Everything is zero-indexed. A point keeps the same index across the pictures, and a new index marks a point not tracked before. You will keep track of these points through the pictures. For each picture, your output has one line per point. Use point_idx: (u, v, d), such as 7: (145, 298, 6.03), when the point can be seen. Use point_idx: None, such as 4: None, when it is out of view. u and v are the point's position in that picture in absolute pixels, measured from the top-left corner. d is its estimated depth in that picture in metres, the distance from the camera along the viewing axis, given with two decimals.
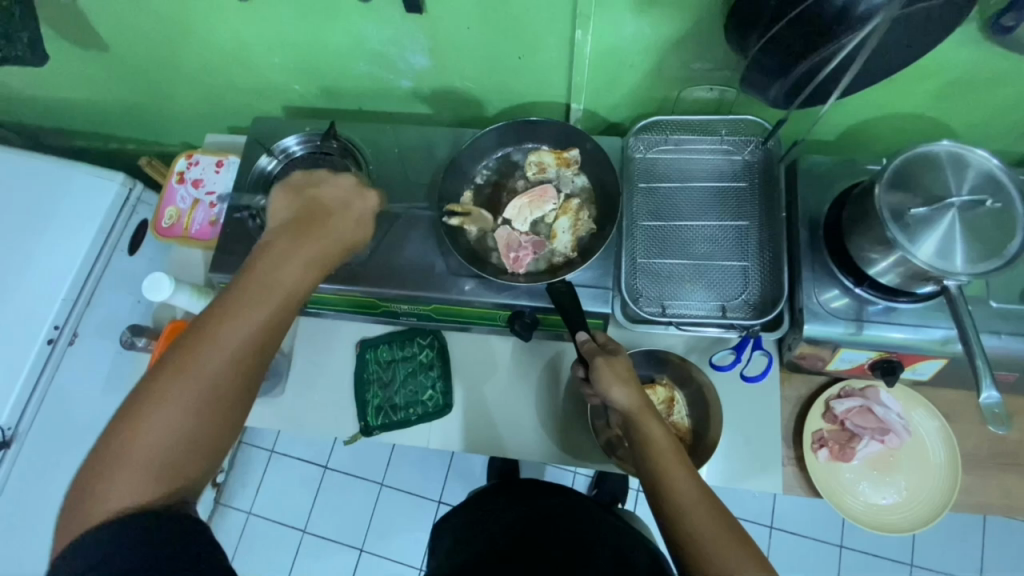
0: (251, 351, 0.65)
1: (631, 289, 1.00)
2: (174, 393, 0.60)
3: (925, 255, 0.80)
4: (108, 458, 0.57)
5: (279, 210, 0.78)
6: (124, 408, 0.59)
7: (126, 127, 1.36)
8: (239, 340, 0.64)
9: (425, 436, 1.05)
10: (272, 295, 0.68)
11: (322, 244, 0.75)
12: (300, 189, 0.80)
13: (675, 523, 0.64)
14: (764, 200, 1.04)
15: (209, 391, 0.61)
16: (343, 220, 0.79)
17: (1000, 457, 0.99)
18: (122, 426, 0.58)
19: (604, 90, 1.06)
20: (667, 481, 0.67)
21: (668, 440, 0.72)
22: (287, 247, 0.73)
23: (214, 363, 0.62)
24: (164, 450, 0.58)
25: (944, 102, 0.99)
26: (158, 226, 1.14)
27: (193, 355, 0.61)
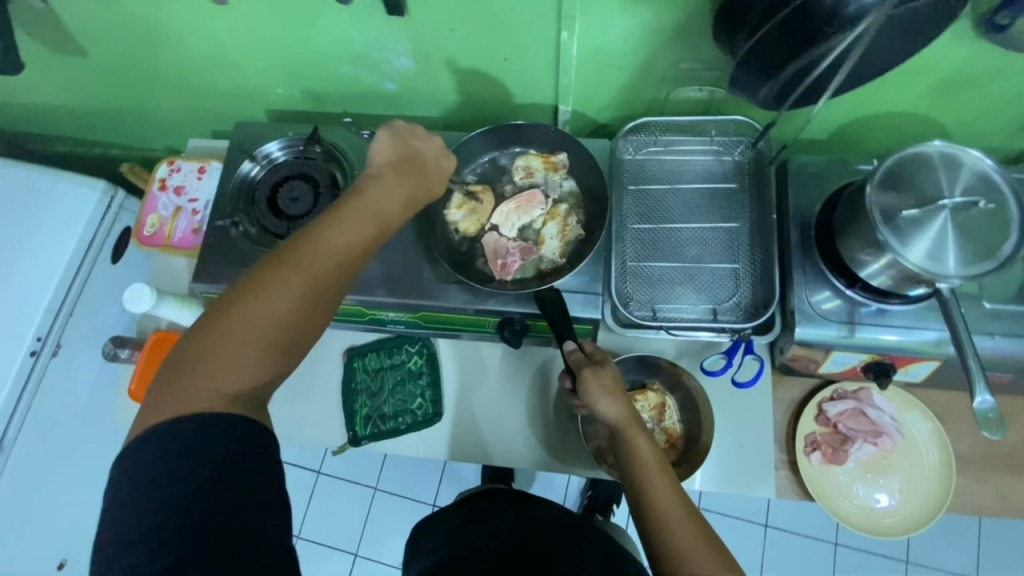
0: (347, 269, 0.69)
1: (621, 292, 0.99)
2: (274, 292, 0.63)
3: (917, 258, 0.79)
4: (208, 342, 0.60)
5: (379, 149, 0.81)
6: (226, 299, 0.63)
7: (107, 132, 1.33)
8: (342, 257, 0.68)
9: (414, 445, 1.03)
10: (370, 223, 0.71)
11: (414, 187, 0.78)
12: (407, 137, 0.83)
13: (660, 542, 0.63)
14: (754, 201, 1.03)
15: (306, 298, 0.64)
16: (440, 169, 0.83)
17: (993, 458, 0.98)
18: (221, 316, 0.61)
19: (592, 91, 1.04)
20: (653, 498, 0.66)
21: (656, 455, 0.70)
22: (385, 182, 0.76)
23: (313, 274, 0.65)
24: (256, 346, 0.61)
25: (936, 100, 0.98)
26: (139, 235, 1.12)
27: (298, 261, 0.65)
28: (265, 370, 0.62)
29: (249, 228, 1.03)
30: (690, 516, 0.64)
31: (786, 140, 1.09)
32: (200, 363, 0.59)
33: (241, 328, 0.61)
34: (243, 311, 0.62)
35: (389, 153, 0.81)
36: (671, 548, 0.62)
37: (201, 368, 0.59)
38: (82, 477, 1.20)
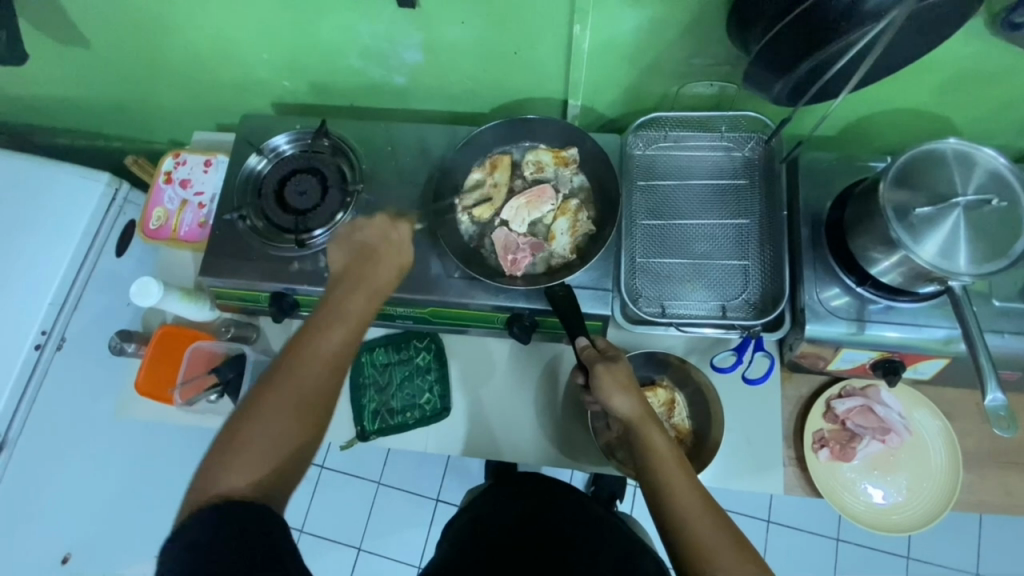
0: (338, 364, 0.72)
1: (630, 289, 0.99)
2: (274, 408, 0.67)
3: (930, 255, 0.79)
4: (218, 463, 0.64)
5: (334, 254, 0.84)
6: (229, 425, 0.67)
7: (110, 124, 1.32)
8: (330, 353, 0.72)
9: (422, 440, 1.03)
10: (348, 318, 0.75)
11: (383, 271, 0.82)
12: (350, 231, 0.86)
13: (680, 540, 0.64)
14: (764, 198, 1.03)
15: (304, 403, 0.68)
16: (400, 251, 0.85)
17: (1000, 456, 0.99)
18: (227, 440, 0.65)
19: (602, 86, 1.04)
20: (671, 496, 0.67)
21: (670, 451, 0.71)
22: (353, 278, 0.80)
23: (307, 380, 0.69)
24: (266, 454, 0.65)
25: (948, 97, 0.98)
26: (145, 227, 1.11)
27: (289, 374, 0.69)
28: (278, 476, 0.65)
29: (256, 222, 1.02)
30: (709, 512, 0.65)
31: (796, 137, 1.09)
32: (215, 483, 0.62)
33: (249, 445, 0.65)
34: (247, 429, 0.65)
35: (346, 252, 0.84)
36: (694, 548, 0.63)
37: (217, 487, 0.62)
38: (86, 472, 1.19)
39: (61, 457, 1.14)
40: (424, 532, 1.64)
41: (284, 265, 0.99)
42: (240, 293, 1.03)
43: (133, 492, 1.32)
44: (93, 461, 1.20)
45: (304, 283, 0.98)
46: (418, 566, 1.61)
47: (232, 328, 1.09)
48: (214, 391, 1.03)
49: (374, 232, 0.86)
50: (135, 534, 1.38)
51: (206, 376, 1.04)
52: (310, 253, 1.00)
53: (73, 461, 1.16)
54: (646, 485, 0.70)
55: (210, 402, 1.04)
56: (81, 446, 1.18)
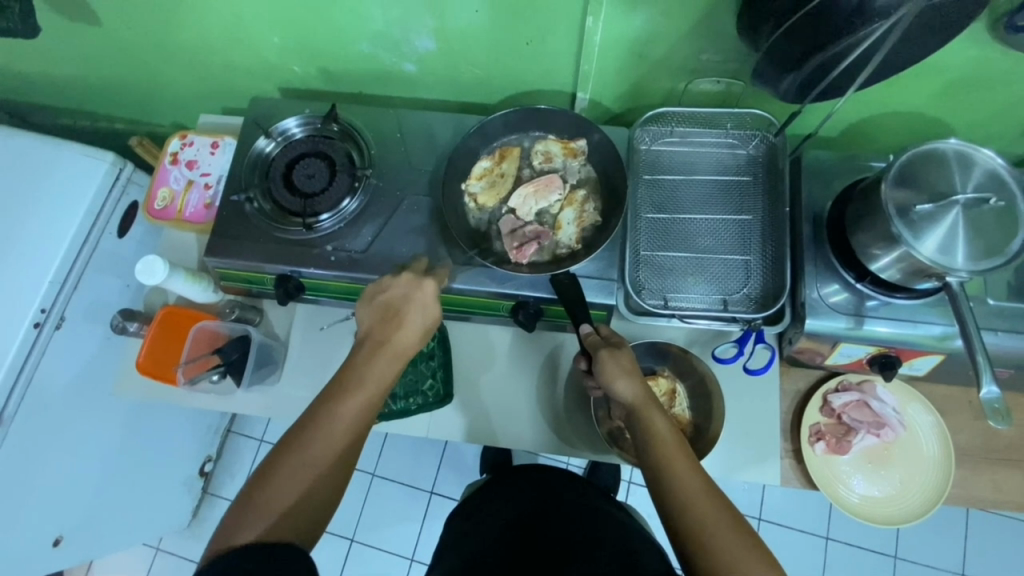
0: (358, 425, 0.74)
1: (634, 281, 1.00)
2: (296, 468, 0.69)
3: (929, 251, 0.81)
4: (241, 514, 0.66)
5: (361, 314, 0.84)
6: (257, 475, 0.69)
7: (114, 105, 1.31)
8: (355, 411, 0.74)
9: (424, 425, 1.04)
10: (372, 379, 0.77)
11: (409, 333, 0.81)
12: (377, 290, 0.85)
13: (681, 520, 0.65)
14: (768, 195, 1.04)
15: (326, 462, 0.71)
16: (423, 312, 0.83)
17: (991, 452, 1.01)
18: (253, 489, 0.68)
19: (611, 80, 1.05)
20: (675, 478, 0.68)
21: (675, 436, 0.72)
22: (378, 339, 0.80)
23: (331, 438, 0.72)
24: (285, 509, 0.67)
25: (948, 100, 1.00)
26: (150, 208, 1.11)
27: (316, 430, 0.72)
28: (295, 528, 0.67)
29: (263, 204, 1.02)
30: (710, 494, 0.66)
31: (800, 136, 1.11)
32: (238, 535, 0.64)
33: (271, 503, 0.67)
34: (271, 488, 0.68)
35: (375, 313, 0.83)
36: (693, 526, 0.64)
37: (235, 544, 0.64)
38: (81, 454, 1.18)
39: (57, 438, 1.13)
40: (418, 524, 1.64)
41: (290, 248, 1.00)
42: (245, 276, 1.03)
43: (126, 476, 1.31)
44: (89, 443, 1.19)
45: (310, 266, 0.98)
46: (411, 558, 1.61)
47: (237, 310, 1.09)
48: (216, 371, 1.02)
49: (398, 291, 0.85)
50: (128, 520, 1.37)
51: (209, 356, 1.05)
52: (318, 237, 1.00)
53: (69, 442, 1.15)
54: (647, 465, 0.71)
55: (211, 382, 1.04)
56: (77, 428, 1.17)
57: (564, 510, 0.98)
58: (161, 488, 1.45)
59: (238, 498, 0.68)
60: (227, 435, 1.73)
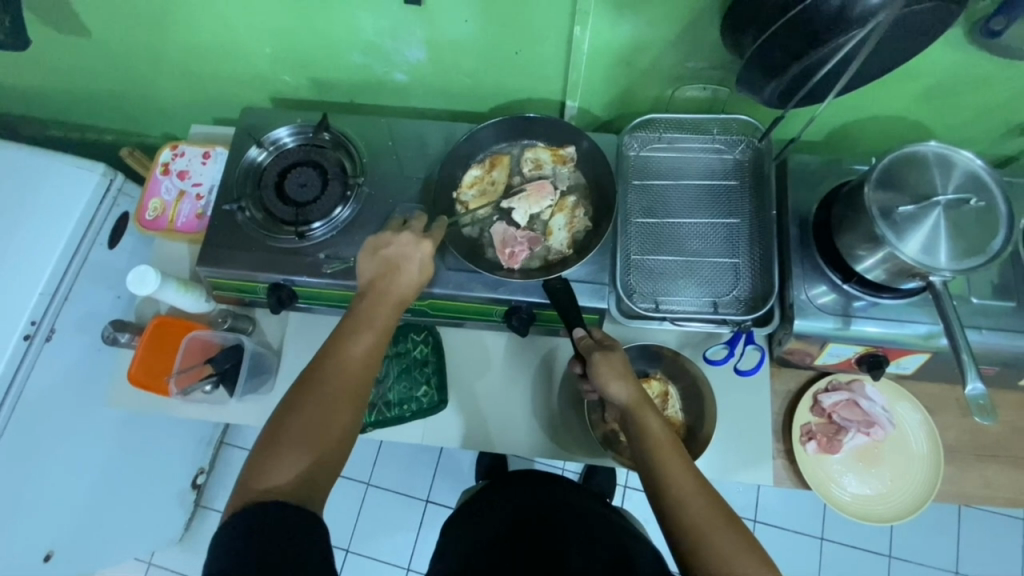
0: (363, 372, 0.75)
1: (625, 285, 1.01)
2: (309, 416, 0.70)
3: (912, 252, 0.83)
4: (258, 471, 0.66)
5: (361, 267, 0.84)
6: (271, 428, 0.70)
7: (105, 116, 1.31)
8: (362, 359, 0.76)
9: (418, 432, 1.04)
10: (373, 329, 0.78)
11: (405, 284, 0.82)
12: (375, 244, 0.85)
13: (695, 556, 0.63)
14: (755, 198, 1.06)
15: (337, 410, 0.72)
16: (418, 261, 0.84)
17: (979, 448, 1.02)
18: (268, 441, 0.68)
19: (600, 88, 1.07)
20: (684, 510, 0.66)
21: (681, 460, 0.70)
22: (376, 289, 0.81)
23: (341, 388, 0.73)
24: (304, 461, 0.68)
25: (928, 103, 1.02)
26: (141, 218, 1.11)
27: (326, 381, 0.73)
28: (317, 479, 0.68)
29: (255, 213, 1.03)
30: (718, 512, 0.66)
31: (784, 140, 1.13)
32: (256, 491, 0.64)
33: (289, 456, 0.67)
34: (285, 439, 0.68)
35: (373, 266, 0.84)
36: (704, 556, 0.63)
37: (255, 497, 0.64)
38: (70, 468, 1.17)
39: (47, 451, 1.11)
40: (414, 532, 1.63)
41: (282, 256, 1.00)
42: (237, 285, 1.03)
43: (118, 489, 1.30)
44: (78, 457, 1.18)
45: (303, 274, 0.98)
46: (408, 568, 1.60)
47: (229, 319, 1.09)
48: (209, 381, 1.02)
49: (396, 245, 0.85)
50: (120, 535, 1.35)
51: (201, 366, 1.04)
52: (310, 245, 1.00)
53: (59, 456, 1.14)
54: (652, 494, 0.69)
55: (204, 392, 1.03)
56: (68, 441, 1.15)
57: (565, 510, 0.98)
58: (153, 501, 1.44)
59: (253, 453, 0.68)
60: (220, 447, 1.71)
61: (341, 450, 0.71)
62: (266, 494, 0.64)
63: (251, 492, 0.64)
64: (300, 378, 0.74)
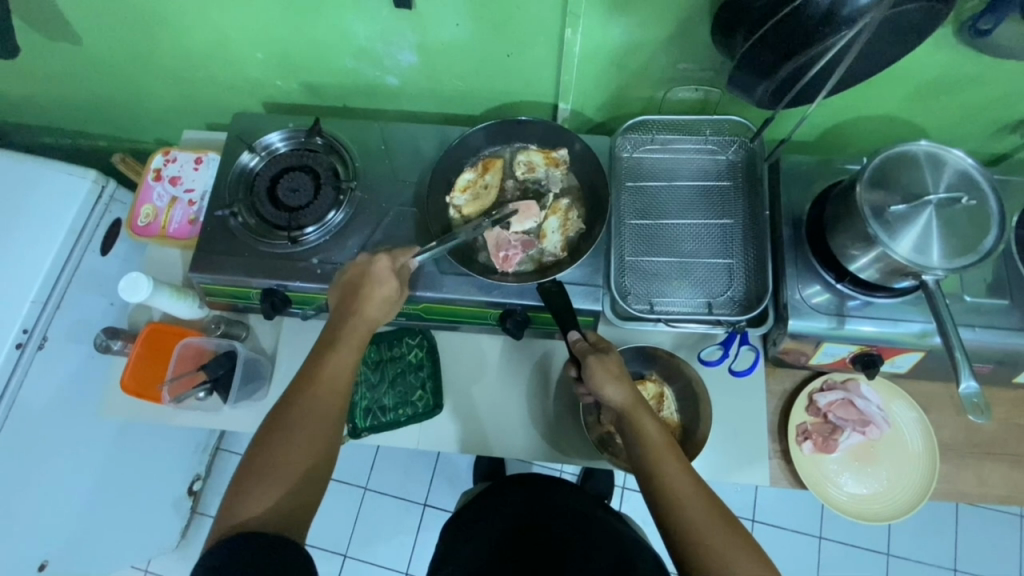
0: (338, 396, 0.76)
1: (620, 286, 1.01)
2: (282, 444, 0.71)
3: (904, 251, 0.83)
4: (240, 499, 0.67)
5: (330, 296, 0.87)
6: (250, 458, 0.71)
7: (97, 122, 1.31)
8: (331, 382, 0.76)
9: (413, 437, 1.03)
10: (340, 352, 0.79)
11: (375, 305, 0.83)
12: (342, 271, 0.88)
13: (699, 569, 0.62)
14: (748, 199, 1.06)
15: (313, 437, 0.72)
16: (386, 281, 0.85)
17: (974, 446, 1.03)
18: (249, 470, 0.69)
19: (592, 90, 1.07)
20: (691, 527, 0.64)
21: (685, 473, 0.68)
22: (346, 312, 0.83)
23: (312, 413, 0.74)
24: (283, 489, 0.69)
25: (918, 103, 1.03)
26: (133, 224, 1.11)
27: (298, 408, 0.74)
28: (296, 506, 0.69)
29: (248, 219, 1.02)
30: (726, 527, 0.64)
31: (777, 140, 1.13)
32: (238, 520, 0.65)
33: (267, 487, 0.68)
34: (263, 468, 0.69)
35: (340, 292, 0.86)
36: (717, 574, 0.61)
37: (237, 524, 0.65)
38: (64, 476, 1.16)
39: (40, 460, 1.11)
40: (412, 536, 1.63)
41: (276, 262, 0.99)
42: (230, 291, 1.03)
43: (112, 497, 1.29)
44: (72, 465, 1.17)
45: (297, 279, 0.98)
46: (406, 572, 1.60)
47: (223, 325, 1.09)
48: (203, 388, 1.02)
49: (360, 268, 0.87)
50: (116, 543, 1.34)
51: (195, 373, 1.04)
52: (303, 250, 1.00)
53: (52, 465, 1.13)
54: (654, 510, 0.68)
55: (198, 399, 1.03)
56: (61, 448, 1.14)
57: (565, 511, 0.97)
58: (149, 509, 1.43)
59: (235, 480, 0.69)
60: (216, 453, 1.70)
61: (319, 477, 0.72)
62: (244, 525, 0.65)
63: (233, 523, 0.65)
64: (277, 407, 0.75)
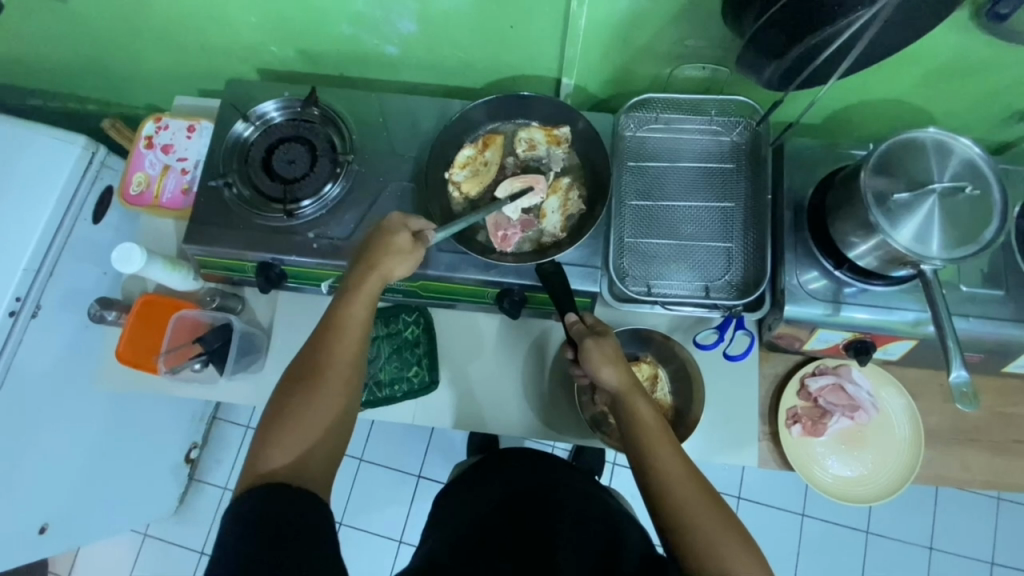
0: (350, 357, 0.75)
1: (618, 268, 1.01)
2: (305, 397, 0.71)
3: (904, 239, 0.83)
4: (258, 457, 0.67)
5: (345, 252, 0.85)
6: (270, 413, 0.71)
7: (86, 86, 1.27)
8: (347, 337, 0.75)
9: (409, 412, 1.04)
10: (353, 308, 0.77)
11: (386, 256, 0.81)
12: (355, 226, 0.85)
13: (684, 550, 0.64)
14: (750, 182, 1.05)
15: (328, 394, 0.72)
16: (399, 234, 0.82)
17: (959, 433, 1.05)
18: (269, 425, 0.69)
19: (596, 65, 1.04)
20: (685, 514, 0.65)
21: (680, 462, 0.69)
22: (361, 271, 0.80)
23: (330, 368, 0.73)
24: (295, 447, 0.68)
25: (928, 88, 1.01)
26: (125, 192, 1.09)
27: (317, 364, 0.73)
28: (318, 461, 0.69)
29: (243, 190, 1.00)
30: (719, 515, 0.65)
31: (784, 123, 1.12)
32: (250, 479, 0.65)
33: (285, 444, 0.68)
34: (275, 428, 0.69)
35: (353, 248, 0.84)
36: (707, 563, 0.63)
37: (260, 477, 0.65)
38: (60, 442, 1.16)
39: (37, 425, 1.11)
40: (407, 506, 1.66)
41: (270, 235, 0.98)
42: (225, 263, 1.02)
43: (111, 463, 1.30)
44: (70, 432, 1.18)
45: (292, 253, 0.97)
46: (400, 540, 1.64)
47: (218, 298, 1.07)
48: (198, 359, 1.02)
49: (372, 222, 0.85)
50: (115, 508, 1.36)
51: (190, 346, 1.04)
52: (299, 224, 0.99)
53: (50, 431, 1.14)
54: (648, 495, 0.69)
55: (194, 371, 1.03)
56: (58, 415, 1.15)
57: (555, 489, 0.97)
58: (148, 476, 1.45)
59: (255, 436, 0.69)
60: (213, 422, 1.71)
61: (331, 442, 0.71)
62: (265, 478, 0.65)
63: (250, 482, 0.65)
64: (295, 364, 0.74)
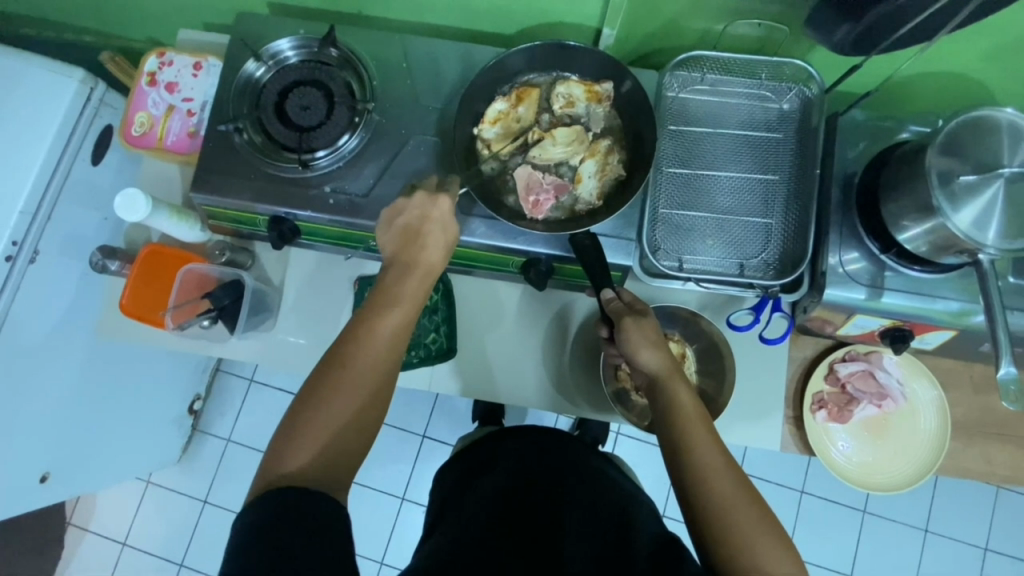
0: (388, 352, 0.70)
1: (651, 240, 0.95)
2: (335, 397, 0.67)
3: (963, 224, 0.76)
4: (279, 453, 0.64)
5: (381, 238, 0.77)
6: (296, 406, 0.67)
7: (82, 13, 1.17)
8: (387, 339, 0.70)
9: (425, 379, 1.01)
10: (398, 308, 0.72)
11: (432, 253, 0.76)
12: (395, 213, 0.78)
13: (716, 541, 0.62)
14: (797, 154, 0.98)
15: (359, 393, 0.67)
16: (446, 230, 0.77)
17: (985, 426, 1.03)
18: (294, 420, 0.65)
19: (643, 17, 0.95)
20: (721, 508, 0.62)
21: (719, 451, 0.66)
22: (401, 263, 0.75)
23: (365, 370, 0.68)
24: (325, 444, 0.65)
25: (1000, 62, 0.93)
26: (126, 133, 1.01)
27: (348, 362, 0.68)
28: (341, 460, 0.66)
29: (254, 136, 0.93)
30: (760, 518, 0.62)
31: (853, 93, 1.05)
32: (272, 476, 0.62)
33: (306, 441, 0.64)
34: (306, 427, 0.65)
35: (391, 238, 0.77)
36: (740, 553, 0.60)
37: (284, 475, 0.62)
38: (61, 391, 1.13)
39: (38, 373, 1.08)
40: (409, 465, 1.66)
41: (283, 188, 0.92)
42: (233, 216, 0.97)
43: (111, 414, 1.27)
44: (70, 380, 1.15)
45: (307, 209, 0.91)
46: (402, 497, 1.65)
47: (227, 252, 1.02)
48: (207, 316, 0.97)
49: (415, 212, 0.77)
50: (116, 458, 1.35)
51: (199, 301, 0.99)
52: (314, 176, 0.92)
53: (50, 379, 1.11)
54: (678, 483, 0.66)
55: (203, 327, 0.98)
56: (57, 363, 1.11)
57: (572, 468, 0.94)
58: (151, 427, 1.43)
59: (277, 429, 0.66)
60: (216, 374, 1.68)
61: (361, 435, 0.68)
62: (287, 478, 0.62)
63: (271, 477, 0.62)
64: (325, 355, 0.69)
